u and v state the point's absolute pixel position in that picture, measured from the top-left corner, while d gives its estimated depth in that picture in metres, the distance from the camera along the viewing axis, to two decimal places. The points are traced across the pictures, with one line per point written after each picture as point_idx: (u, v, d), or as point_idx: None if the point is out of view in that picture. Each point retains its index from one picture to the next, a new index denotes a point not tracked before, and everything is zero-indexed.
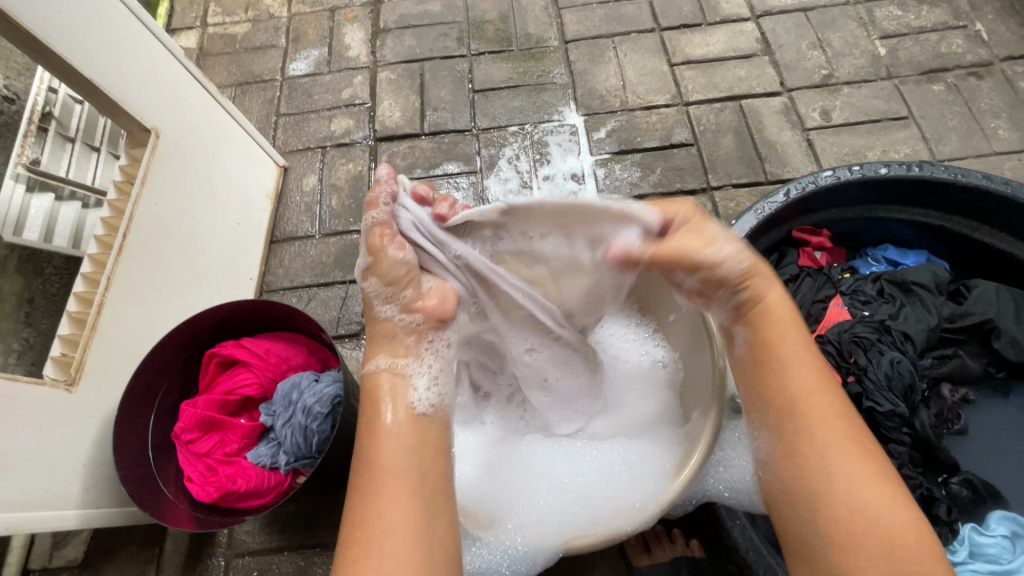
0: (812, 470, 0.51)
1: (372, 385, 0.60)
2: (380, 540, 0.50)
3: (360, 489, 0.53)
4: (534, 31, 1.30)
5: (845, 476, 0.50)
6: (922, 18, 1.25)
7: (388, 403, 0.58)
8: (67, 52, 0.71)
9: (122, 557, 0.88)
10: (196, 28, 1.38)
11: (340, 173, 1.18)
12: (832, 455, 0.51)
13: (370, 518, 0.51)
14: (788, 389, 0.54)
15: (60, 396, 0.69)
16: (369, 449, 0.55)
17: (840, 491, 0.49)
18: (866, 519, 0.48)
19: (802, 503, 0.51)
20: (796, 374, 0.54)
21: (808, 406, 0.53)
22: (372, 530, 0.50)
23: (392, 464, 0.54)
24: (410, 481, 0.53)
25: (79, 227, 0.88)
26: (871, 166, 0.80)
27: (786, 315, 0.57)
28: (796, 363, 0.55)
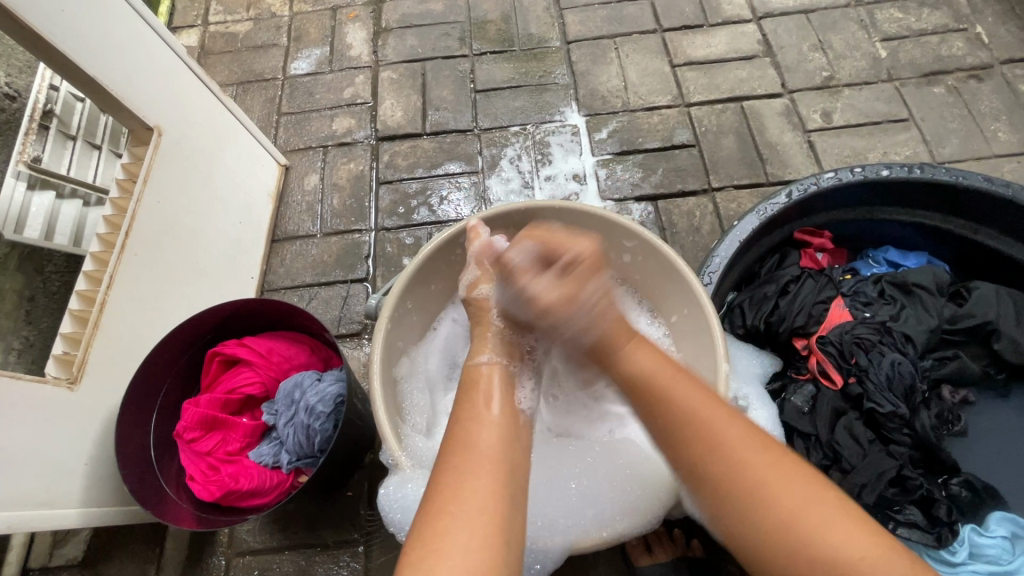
0: (740, 507, 0.50)
1: (475, 376, 0.62)
2: (468, 514, 0.47)
3: (453, 466, 0.51)
4: (536, 32, 1.30)
5: (779, 502, 0.49)
6: (923, 21, 1.25)
7: (492, 395, 0.59)
8: (69, 49, 0.71)
9: (122, 556, 0.87)
10: (197, 26, 1.38)
11: (342, 172, 1.18)
12: (755, 486, 0.50)
13: (456, 497, 0.48)
14: (691, 443, 0.53)
15: (62, 393, 0.69)
16: (467, 430, 0.55)
17: (767, 519, 0.48)
18: (808, 537, 0.47)
19: (745, 543, 0.50)
20: (690, 425, 0.53)
21: (709, 454, 0.52)
22: (468, 502, 0.48)
23: (487, 448, 0.53)
24: (499, 463, 0.52)
25: (81, 224, 0.88)
26: (873, 168, 0.80)
27: (641, 360, 0.58)
28: (687, 413, 0.54)
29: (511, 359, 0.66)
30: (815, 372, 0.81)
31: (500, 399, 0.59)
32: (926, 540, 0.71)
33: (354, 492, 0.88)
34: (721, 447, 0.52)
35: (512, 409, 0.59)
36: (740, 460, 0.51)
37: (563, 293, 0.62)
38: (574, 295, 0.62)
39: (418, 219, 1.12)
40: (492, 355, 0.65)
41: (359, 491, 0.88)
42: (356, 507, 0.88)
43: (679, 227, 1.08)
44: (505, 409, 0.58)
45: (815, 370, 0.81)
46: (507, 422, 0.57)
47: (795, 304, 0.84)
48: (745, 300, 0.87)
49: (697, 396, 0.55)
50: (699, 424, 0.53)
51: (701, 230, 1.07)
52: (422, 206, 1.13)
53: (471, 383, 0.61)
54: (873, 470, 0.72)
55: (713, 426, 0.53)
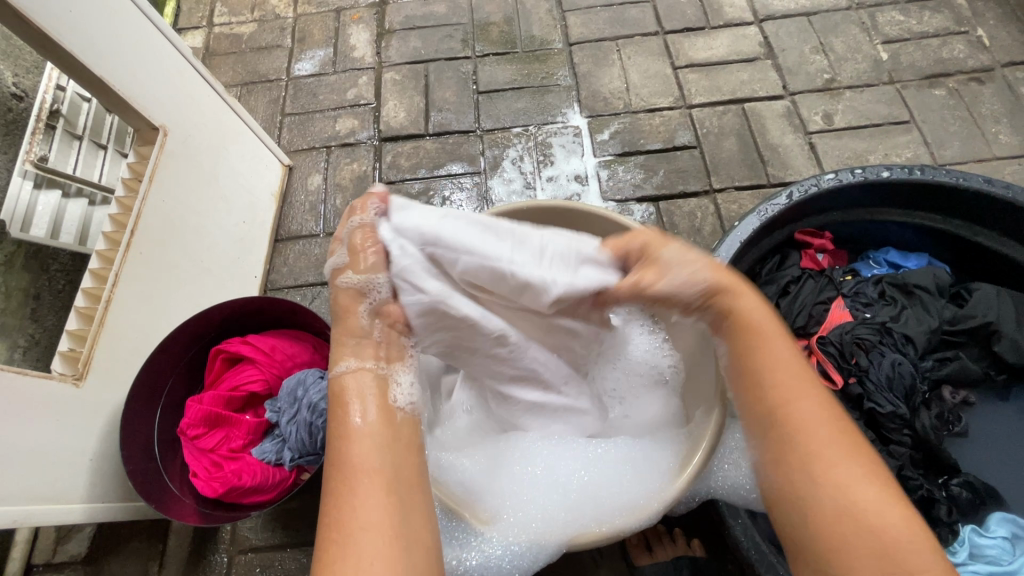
0: (808, 470, 0.49)
1: (338, 395, 0.57)
2: (362, 538, 0.46)
3: (335, 488, 0.50)
4: (538, 34, 1.31)
5: (843, 479, 0.48)
6: (924, 24, 1.25)
7: (364, 400, 0.56)
8: (77, 51, 0.71)
9: (125, 553, 0.88)
10: (202, 28, 1.39)
11: (344, 172, 1.19)
12: (832, 458, 0.49)
13: (338, 519, 0.48)
14: (785, 401, 0.52)
15: (68, 391, 0.69)
16: (345, 450, 0.53)
17: (834, 491, 0.48)
18: (867, 519, 0.46)
19: (792, 496, 0.49)
20: (790, 388, 0.52)
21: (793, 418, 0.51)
22: (349, 522, 0.48)
23: (369, 465, 0.51)
24: (384, 476, 0.51)
25: (86, 223, 0.88)
26: (873, 169, 0.80)
27: (762, 323, 0.56)
28: (792, 375, 0.53)
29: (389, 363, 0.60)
30: (816, 372, 0.82)
31: (364, 407, 0.55)
32: None
33: None
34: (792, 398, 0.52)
35: (389, 413, 0.56)
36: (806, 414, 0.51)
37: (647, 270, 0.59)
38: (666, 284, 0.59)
39: None
40: (350, 362, 0.59)
41: None
42: None
43: (680, 228, 1.08)
44: (381, 415, 0.56)
45: (816, 370, 0.82)
46: (385, 426, 0.55)
47: (796, 304, 0.85)
48: None
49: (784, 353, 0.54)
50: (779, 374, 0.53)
51: (702, 231, 1.08)
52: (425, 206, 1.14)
53: (338, 401, 0.56)
54: None
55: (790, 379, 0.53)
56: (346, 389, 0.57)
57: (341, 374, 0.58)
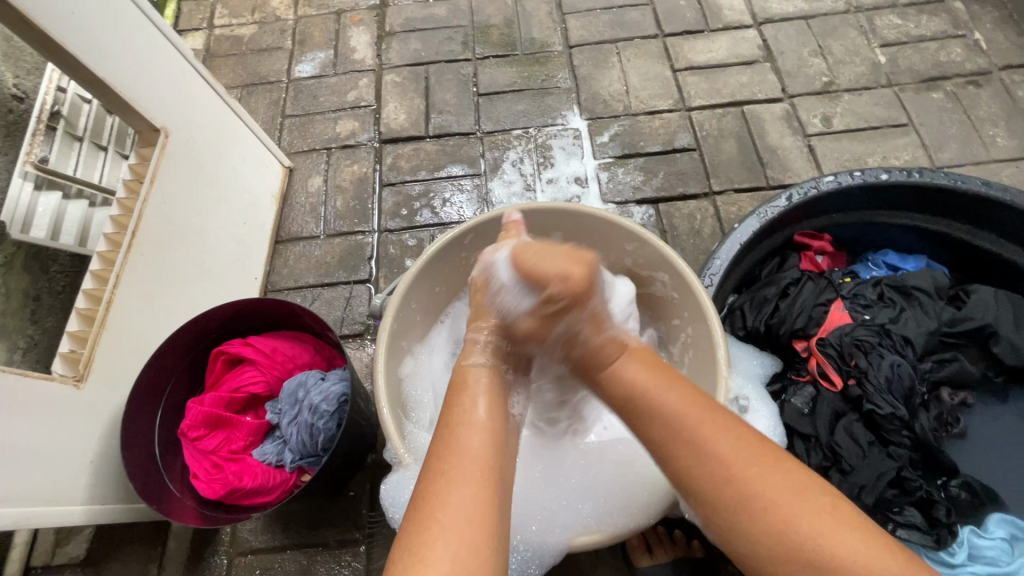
0: (720, 496, 0.51)
1: (462, 383, 0.61)
2: (454, 523, 0.47)
3: (438, 473, 0.51)
4: (538, 36, 1.32)
5: (760, 497, 0.49)
6: (922, 27, 1.26)
7: (477, 399, 0.58)
8: (79, 53, 0.72)
9: (125, 554, 0.88)
10: (203, 29, 1.39)
11: (345, 174, 1.19)
12: (739, 486, 0.50)
13: (439, 505, 0.48)
14: (691, 442, 0.53)
15: (68, 392, 0.69)
16: (450, 436, 0.54)
17: (755, 514, 0.49)
18: (793, 531, 0.48)
19: (731, 530, 0.50)
20: (687, 431, 0.54)
21: (705, 455, 0.52)
22: (452, 511, 0.48)
23: (471, 455, 0.52)
24: (485, 467, 0.52)
25: (87, 224, 0.88)
26: (872, 172, 0.81)
27: (645, 378, 0.59)
28: (680, 419, 0.54)
29: (504, 364, 0.66)
30: (815, 374, 0.81)
31: (483, 402, 0.58)
32: (926, 541, 0.71)
33: (356, 492, 0.89)
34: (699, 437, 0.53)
35: (499, 414, 0.58)
36: (717, 447, 0.52)
37: (540, 322, 0.65)
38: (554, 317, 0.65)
39: (421, 221, 1.12)
40: (484, 356, 0.65)
41: (361, 491, 0.89)
42: (358, 506, 0.88)
43: (680, 230, 1.08)
44: (492, 412, 0.58)
45: (815, 372, 0.81)
46: (493, 423, 0.56)
47: (795, 306, 0.84)
48: (745, 302, 0.87)
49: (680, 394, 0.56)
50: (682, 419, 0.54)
51: (702, 233, 1.08)
52: (425, 208, 1.14)
53: (460, 388, 0.60)
54: (873, 472, 0.73)
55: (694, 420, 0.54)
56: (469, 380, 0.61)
57: (462, 367, 0.63)
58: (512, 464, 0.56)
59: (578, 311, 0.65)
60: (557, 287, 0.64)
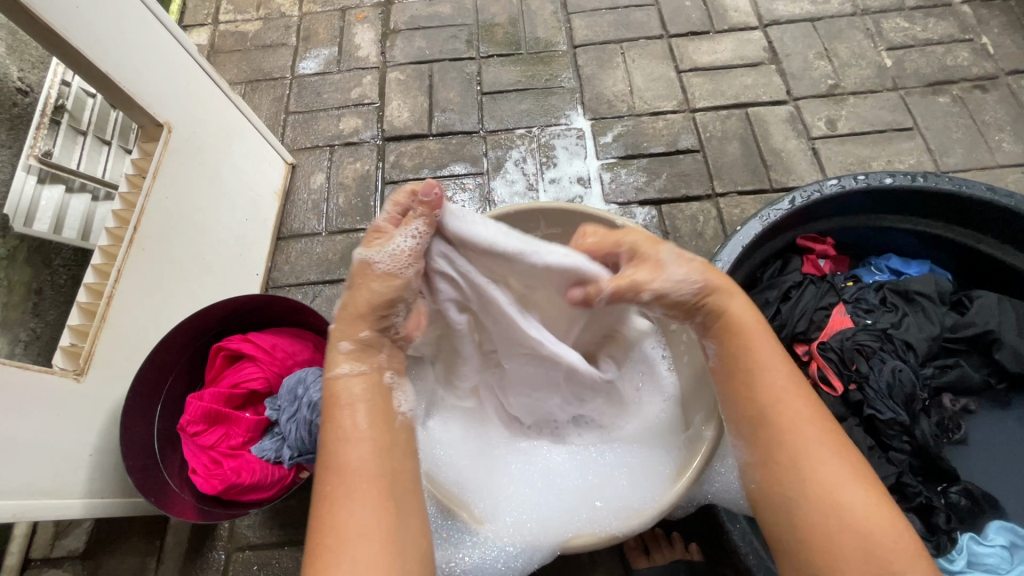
0: (787, 462, 0.51)
1: (336, 387, 0.54)
2: (346, 545, 0.46)
3: (324, 498, 0.49)
4: (543, 36, 1.31)
5: (830, 477, 0.49)
6: (929, 30, 1.25)
7: (355, 410, 0.53)
8: (84, 47, 0.72)
9: (123, 548, 0.88)
10: (208, 25, 1.39)
11: (347, 171, 1.19)
12: (816, 459, 0.50)
13: (331, 529, 0.47)
14: (776, 405, 0.53)
15: (68, 384, 0.69)
16: (334, 451, 0.51)
17: (820, 498, 0.49)
18: (849, 519, 0.48)
19: (787, 503, 0.50)
20: (776, 395, 0.53)
21: (784, 415, 0.52)
22: (346, 535, 0.47)
23: (358, 472, 0.49)
24: (372, 486, 0.49)
25: (89, 218, 0.88)
26: (876, 176, 0.80)
27: (752, 322, 0.56)
28: (773, 380, 0.53)
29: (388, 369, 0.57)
30: (815, 378, 0.82)
31: (365, 404, 0.53)
32: (926, 547, 0.71)
33: None
34: (782, 405, 0.52)
35: (383, 419, 0.54)
36: (792, 413, 0.52)
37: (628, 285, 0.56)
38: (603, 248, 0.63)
39: None
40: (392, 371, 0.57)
41: None
42: None
43: (682, 231, 1.08)
44: (371, 420, 0.53)
45: (816, 376, 0.82)
46: (376, 427, 0.53)
47: (797, 309, 0.84)
48: None
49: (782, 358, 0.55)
50: (772, 385, 0.53)
51: (704, 235, 1.08)
52: None
53: (331, 401, 0.53)
54: None
55: (783, 392, 0.53)
56: (342, 385, 0.54)
57: (332, 374, 0.55)
58: (407, 466, 0.53)
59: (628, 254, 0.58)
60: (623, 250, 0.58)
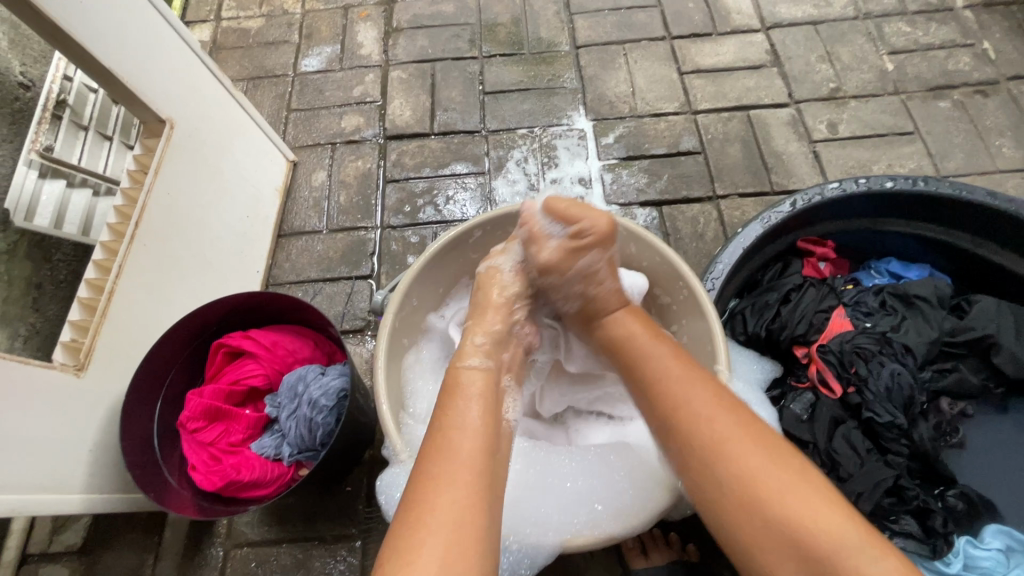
0: (705, 457, 0.54)
1: (456, 382, 0.61)
2: (442, 525, 0.48)
3: (422, 481, 0.51)
4: (546, 36, 1.31)
5: (737, 459, 0.53)
6: (930, 35, 1.26)
7: (470, 404, 0.58)
8: (88, 43, 0.72)
9: (120, 544, 0.88)
10: (210, 21, 1.39)
11: (349, 169, 1.19)
12: (723, 443, 0.54)
13: (428, 507, 0.49)
14: (678, 405, 0.57)
15: (68, 379, 0.69)
16: (441, 439, 0.55)
17: (734, 481, 0.52)
18: (767, 504, 0.50)
19: (713, 498, 0.53)
20: (703, 412, 0.56)
21: (688, 411, 0.57)
22: (441, 515, 0.49)
23: (461, 462, 0.53)
24: (472, 477, 0.52)
25: (89, 214, 0.88)
26: (877, 179, 0.81)
27: (634, 329, 0.67)
28: (667, 373, 0.60)
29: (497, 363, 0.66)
30: (815, 381, 0.81)
31: (479, 402, 0.59)
32: (921, 550, 0.71)
33: (353, 487, 0.89)
34: (685, 401, 0.57)
35: (491, 419, 0.58)
36: (695, 406, 0.56)
37: (565, 258, 0.71)
38: (579, 251, 0.71)
39: (424, 218, 1.12)
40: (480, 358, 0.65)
41: (358, 486, 0.89)
42: (355, 501, 0.88)
43: (683, 233, 1.08)
44: (484, 418, 0.57)
45: (816, 379, 0.81)
46: (487, 425, 0.57)
47: (797, 312, 0.84)
48: (747, 307, 0.87)
49: (674, 356, 0.62)
50: (668, 380, 0.60)
51: (705, 236, 1.08)
52: (428, 205, 1.14)
53: (452, 391, 0.60)
54: (870, 479, 0.73)
55: (677, 381, 0.59)
56: (461, 380, 0.62)
57: (455, 368, 0.63)
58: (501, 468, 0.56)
59: (601, 253, 0.71)
60: (586, 227, 0.70)
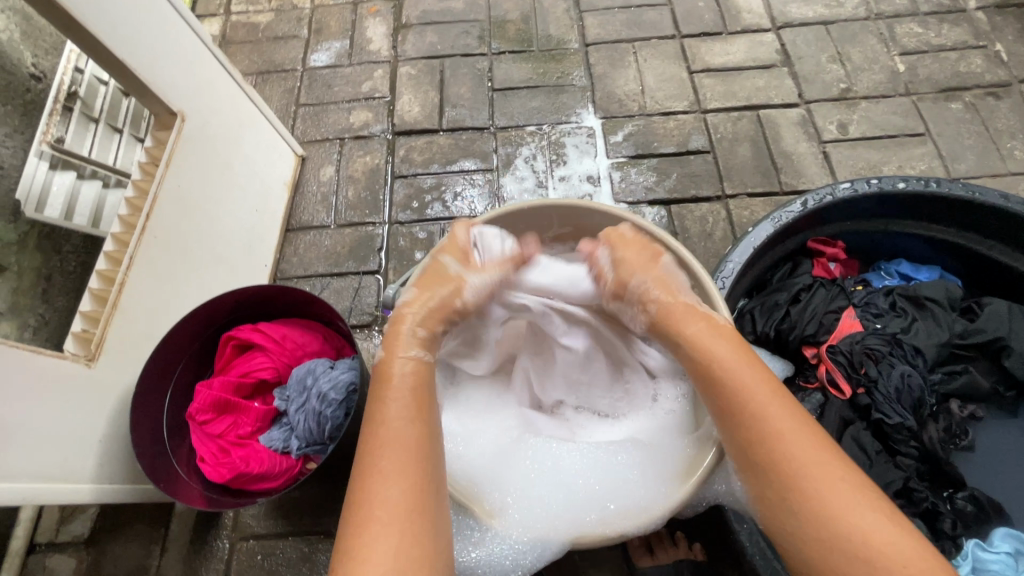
0: (783, 478, 0.53)
1: (385, 377, 0.62)
2: (388, 520, 0.51)
3: (361, 481, 0.54)
4: (555, 33, 1.31)
5: (823, 488, 0.52)
6: (943, 36, 1.25)
7: (401, 396, 0.60)
8: (102, 34, 0.72)
9: (127, 535, 0.88)
10: (219, 16, 1.39)
11: (357, 165, 1.19)
12: (801, 465, 0.53)
13: (372, 506, 0.52)
14: (755, 422, 0.55)
15: (80, 370, 0.70)
16: (374, 435, 0.57)
17: (813, 510, 0.51)
18: (849, 533, 0.50)
19: (789, 525, 0.52)
20: (787, 438, 0.54)
21: (773, 442, 0.54)
22: (383, 511, 0.52)
23: (399, 453, 0.55)
24: (410, 467, 0.55)
25: (100, 206, 0.88)
26: (890, 180, 0.80)
27: (717, 346, 0.61)
28: (747, 392, 0.57)
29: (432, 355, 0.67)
30: (824, 381, 0.81)
31: (407, 394, 0.60)
32: None
33: None
34: (766, 428, 0.55)
35: (424, 407, 0.60)
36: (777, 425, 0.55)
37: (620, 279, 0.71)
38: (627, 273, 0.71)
39: (432, 214, 1.12)
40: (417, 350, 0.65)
41: None
42: None
43: (692, 232, 1.08)
44: (415, 405, 0.59)
45: (824, 379, 0.81)
46: (413, 413, 0.59)
47: (807, 312, 0.84)
48: (756, 307, 0.87)
49: (754, 374, 0.58)
50: (753, 408, 0.56)
51: (713, 236, 1.08)
52: (436, 201, 1.14)
53: (384, 384, 0.61)
54: (880, 480, 0.73)
55: (757, 402, 0.56)
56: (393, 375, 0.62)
57: (382, 360, 0.64)
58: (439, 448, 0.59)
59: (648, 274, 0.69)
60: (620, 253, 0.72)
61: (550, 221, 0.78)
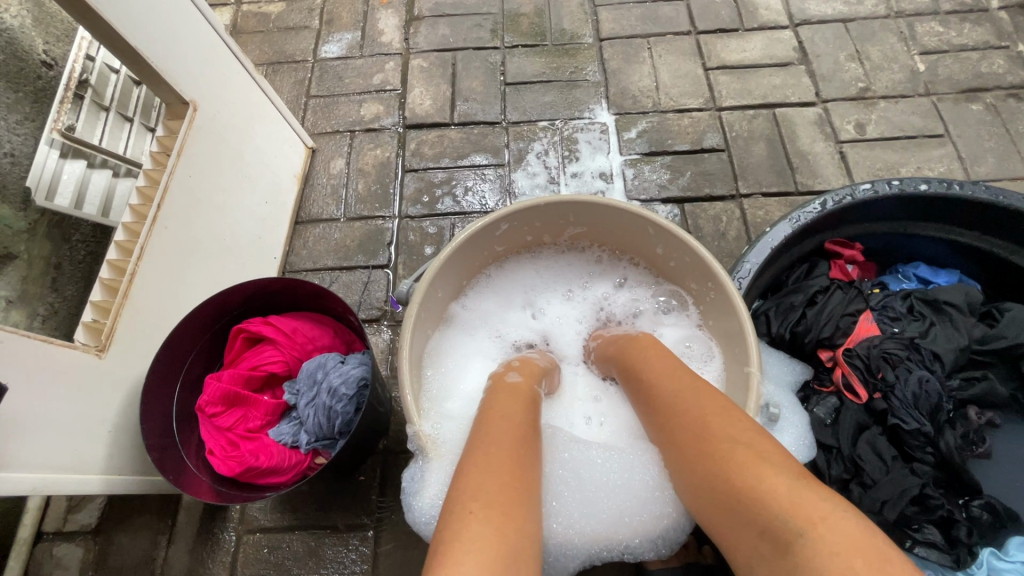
0: (676, 434, 0.57)
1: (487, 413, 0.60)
2: (482, 517, 0.44)
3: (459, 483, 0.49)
4: (569, 27, 1.30)
5: (705, 431, 0.54)
6: (964, 36, 1.23)
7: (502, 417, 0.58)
8: (115, 22, 0.71)
9: (134, 525, 0.88)
10: (230, 5, 1.38)
11: (367, 158, 1.18)
12: (690, 417, 0.56)
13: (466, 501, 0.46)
14: (654, 396, 0.62)
15: (90, 360, 0.69)
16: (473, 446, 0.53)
17: (700, 458, 0.52)
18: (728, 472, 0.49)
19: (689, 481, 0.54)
20: (676, 399, 0.59)
21: (666, 406, 0.60)
22: (477, 503, 0.46)
23: (502, 462, 0.51)
24: (511, 473, 0.50)
25: (110, 196, 0.86)
26: (911, 181, 0.78)
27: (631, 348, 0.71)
28: (648, 375, 0.65)
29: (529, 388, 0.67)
30: (840, 385, 0.80)
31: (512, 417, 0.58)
32: (943, 560, 0.70)
33: (367, 476, 0.89)
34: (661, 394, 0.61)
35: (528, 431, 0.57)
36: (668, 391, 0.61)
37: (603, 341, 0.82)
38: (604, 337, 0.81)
39: (442, 209, 1.11)
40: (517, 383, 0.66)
41: (371, 475, 0.89)
42: (368, 491, 0.88)
43: (705, 231, 1.07)
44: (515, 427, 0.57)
45: (840, 383, 0.80)
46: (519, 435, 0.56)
47: (823, 314, 0.83)
48: (771, 309, 0.86)
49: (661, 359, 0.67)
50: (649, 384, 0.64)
51: (727, 235, 1.06)
52: (447, 196, 1.13)
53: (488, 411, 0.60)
54: (895, 487, 0.71)
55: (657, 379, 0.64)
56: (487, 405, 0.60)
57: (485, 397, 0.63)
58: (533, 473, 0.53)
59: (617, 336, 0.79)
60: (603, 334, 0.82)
61: (567, 220, 0.79)
